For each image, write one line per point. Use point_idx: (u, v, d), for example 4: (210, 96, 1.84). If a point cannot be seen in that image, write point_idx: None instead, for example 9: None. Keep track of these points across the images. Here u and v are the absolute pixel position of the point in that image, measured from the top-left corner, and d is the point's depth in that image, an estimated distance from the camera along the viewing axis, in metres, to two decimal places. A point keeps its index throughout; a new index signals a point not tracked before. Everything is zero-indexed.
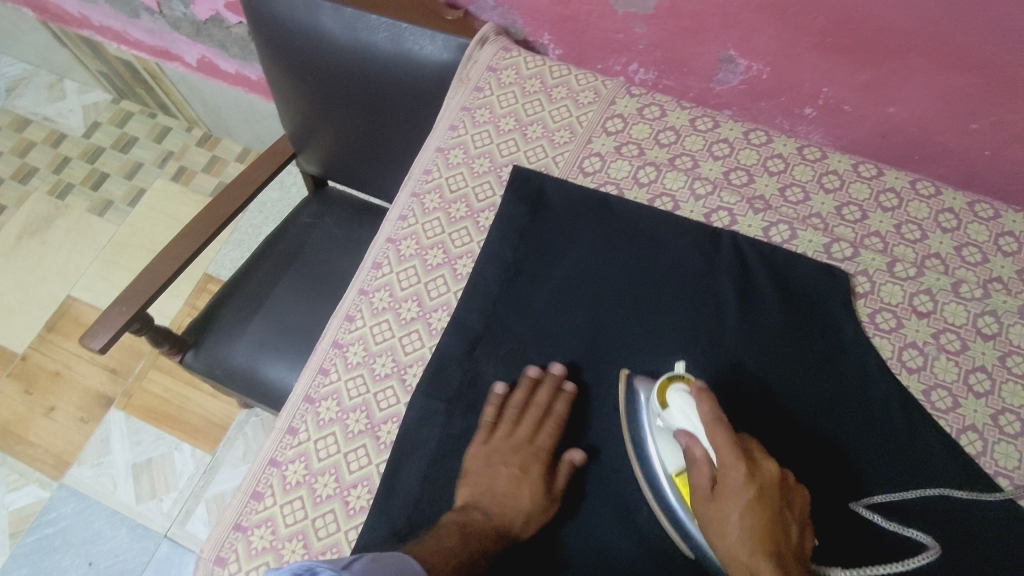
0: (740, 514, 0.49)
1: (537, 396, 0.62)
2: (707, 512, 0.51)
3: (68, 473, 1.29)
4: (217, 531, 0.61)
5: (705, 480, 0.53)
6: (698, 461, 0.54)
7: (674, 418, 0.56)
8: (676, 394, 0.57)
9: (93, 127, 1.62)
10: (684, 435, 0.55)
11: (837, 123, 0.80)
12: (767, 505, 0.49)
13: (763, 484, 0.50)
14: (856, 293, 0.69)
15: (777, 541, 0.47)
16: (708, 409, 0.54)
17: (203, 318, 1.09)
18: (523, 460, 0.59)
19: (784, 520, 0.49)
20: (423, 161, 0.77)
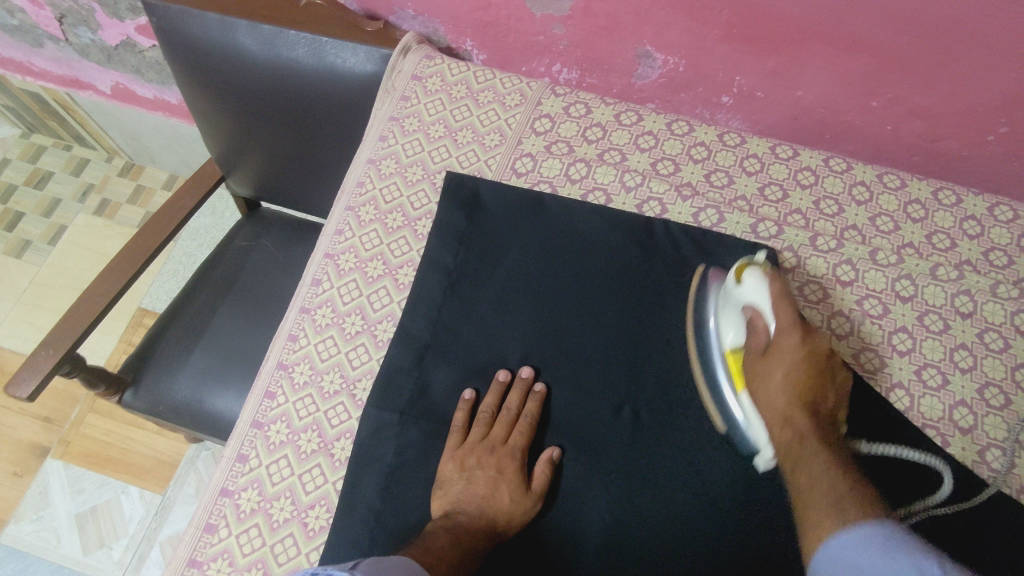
0: (785, 368, 0.60)
1: (509, 399, 0.64)
2: (755, 367, 0.62)
3: (5, 532, 1.22)
4: (171, 569, 0.59)
5: (758, 345, 0.62)
6: (759, 330, 0.62)
7: (745, 293, 0.64)
8: (750, 271, 0.64)
9: (2, 164, 1.54)
10: (750, 305, 0.63)
11: (752, 108, 0.84)
12: (810, 369, 0.59)
13: (812, 353, 0.60)
14: (784, 269, 0.73)
15: (812, 393, 0.58)
16: (779, 289, 0.62)
17: (139, 354, 1.05)
18: (499, 461, 0.61)
19: (824, 386, 0.59)
20: (356, 174, 0.77)
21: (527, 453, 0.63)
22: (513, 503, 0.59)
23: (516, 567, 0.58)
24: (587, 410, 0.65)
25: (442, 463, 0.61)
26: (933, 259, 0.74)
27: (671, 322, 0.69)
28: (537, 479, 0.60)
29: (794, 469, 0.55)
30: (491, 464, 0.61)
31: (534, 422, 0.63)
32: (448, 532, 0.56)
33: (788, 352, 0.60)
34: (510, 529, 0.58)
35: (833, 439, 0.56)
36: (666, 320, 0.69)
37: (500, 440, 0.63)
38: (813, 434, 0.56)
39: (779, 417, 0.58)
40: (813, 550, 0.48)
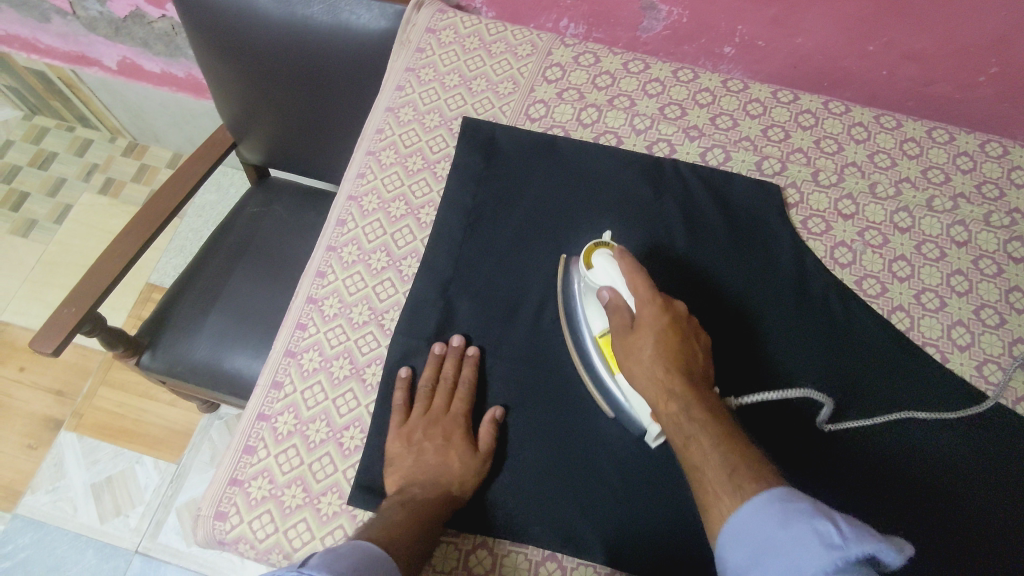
0: (655, 345, 0.57)
1: (445, 368, 0.64)
2: (624, 345, 0.59)
3: (21, 503, 1.23)
4: (213, 488, 0.61)
5: (625, 320, 0.60)
6: (618, 309, 0.61)
7: (597, 276, 0.63)
8: (600, 256, 0.64)
9: (6, 146, 1.55)
10: (607, 287, 0.62)
11: (754, 58, 0.88)
12: (679, 338, 0.57)
13: (673, 318, 0.58)
14: (788, 204, 0.76)
15: (686, 363, 0.56)
16: (629, 266, 0.61)
17: (156, 318, 1.07)
18: (444, 430, 0.62)
19: (692, 347, 0.58)
20: (375, 122, 0.79)
21: (471, 417, 0.63)
22: (463, 467, 0.59)
23: (529, 495, 0.60)
24: None
25: (388, 442, 0.61)
26: (929, 191, 0.78)
27: (683, 252, 0.72)
28: (483, 439, 0.61)
29: (682, 450, 0.52)
30: (435, 434, 0.61)
31: (472, 386, 0.63)
32: (405, 508, 0.56)
33: (653, 322, 0.58)
34: (464, 491, 0.59)
35: (711, 400, 0.55)
36: (677, 250, 0.72)
37: (441, 409, 0.63)
38: (700, 407, 0.53)
39: (658, 387, 0.55)
40: (717, 532, 0.47)
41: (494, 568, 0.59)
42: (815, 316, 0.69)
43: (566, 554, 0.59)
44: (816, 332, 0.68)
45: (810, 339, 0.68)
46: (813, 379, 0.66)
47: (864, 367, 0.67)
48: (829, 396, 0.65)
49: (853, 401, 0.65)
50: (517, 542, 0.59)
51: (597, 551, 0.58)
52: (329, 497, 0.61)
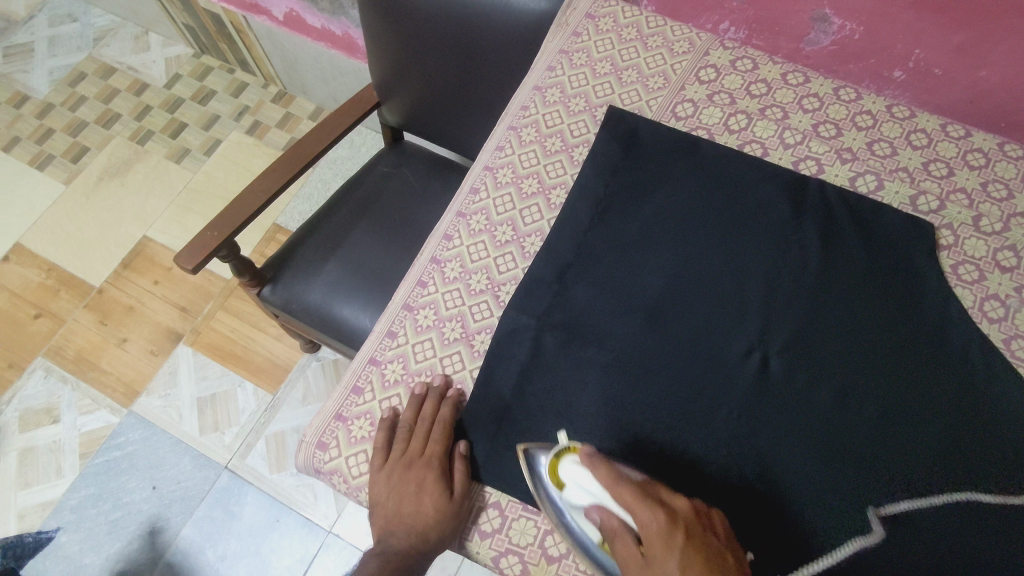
0: (679, 567, 0.45)
1: (423, 408, 0.62)
2: None
3: (137, 402, 1.36)
4: (319, 418, 0.65)
5: (633, 548, 0.49)
6: (619, 531, 0.51)
7: (574, 493, 0.55)
8: (568, 467, 0.56)
9: (175, 79, 1.71)
10: (594, 504, 0.54)
11: (925, 87, 0.82)
12: (696, 545, 0.47)
13: (682, 522, 0.49)
14: (940, 246, 0.71)
15: (718, 573, 0.45)
16: (605, 476, 0.53)
17: (280, 256, 1.14)
18: (419, 475, 0.60)
19: (723, 555, 0.47)
20: (521, 99, 0.81)
21: (446, 455, 0.62)
22: (438, 513, 0.58)
23: None
24: (720, 347, 0.65)
25: (371, 484, 0.61)
26: None
27: (814, 274, 0.68)
28: (458, 482, 0.60)
29: None
30: (411, 479, 0.60)
31: (449, 427, 0.61)
32: (378, 557, 0.58)
33: (659, 534, 0.48)
34: (443, 538, 0.58)
35: None
36: (810, 272, 0.68)
37: (417, 452, 0.61)
38: None
39: None
40: None
41: (568, 553, 0.59)
42: (949, 368, 0.63)
43: None
44: (944, 389, 0.62)
45: (938, 398, 0.62)
46: (931, 438, 0.60)
47: (990, 434, 0.61)
48: (942, 460, 0.60)
49: (967, 471, 0.59)
50: None
51: None
52: None
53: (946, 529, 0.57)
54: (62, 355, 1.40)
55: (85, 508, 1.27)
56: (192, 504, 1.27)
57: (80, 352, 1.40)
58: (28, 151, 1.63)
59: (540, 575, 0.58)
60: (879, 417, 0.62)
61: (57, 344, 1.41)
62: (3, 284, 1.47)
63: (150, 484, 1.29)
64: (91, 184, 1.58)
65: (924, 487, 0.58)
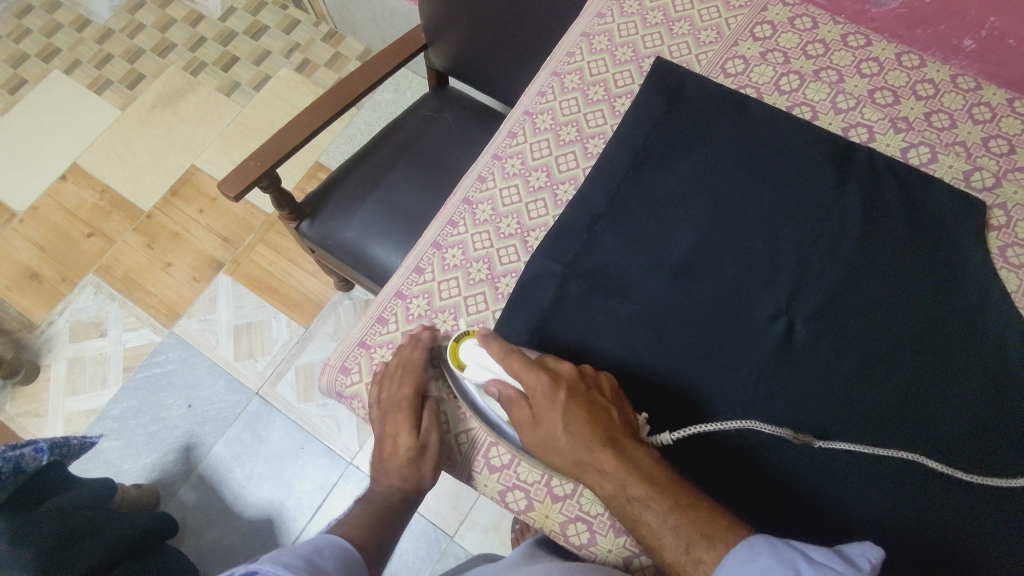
0: (563, 421, 0.54)
1: (400, 353, 0.62)
2: (536, 440, 0.56)
3: (178, 324, 1.42)
4: (344, 344, 0.67)
5: (527, 412, 0.56)
6: (514, 399, 0.56)
7: (474, 372, 0.58)
8: (466, 350, 0.59)
9: (229, 12, 1.73)
10: (492, 378, 0.58)
11: (997, 58, 0.77)
12: (581, 405, 0.55)
13: (567, 386, 0.56)
14: (990, 225, 0.68)
15: (603, 427, 0.54)
16: (499, 351, 0.57)
17: (320, 192, 1.16)
18: (392, 419, 0.60)
19: (607, 410, 0.55)
20: (567, 45, 0.80)
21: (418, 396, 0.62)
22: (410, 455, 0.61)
23: None
24: (745, 309, 0.64)
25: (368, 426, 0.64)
26: None
27: (852, 243, 0.67)
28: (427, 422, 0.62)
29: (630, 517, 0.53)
30: (383, 420, 0.61)
31: (417, 369, 0.61)
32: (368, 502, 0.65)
33: (546, 401, 0.55)
34: (424, 477, 0.62)
35: (636, 452, 0.54)
36: (847, 242, 0.67)
37: (388, 395, 0.61)
38: (636, 473, 0.53)
39: (585, 466, 0.54)
40: None
41: (573, 495, 0.60)
42: (983, 349, 0.62)
43: None
44: (971, 370, 0.61)
45: (965, 378, 0.61)
46: (955, 416, 0.60)
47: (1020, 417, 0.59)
48: (958, 439, 0.59)
49: (981, 448, 0.59)
50: None
51: None
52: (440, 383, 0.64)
53: (949, 498, 0.57)
54: (111, 274, 1.46)
55: (125, 418, 1.34)
56: (224, 424, 1.34)
57: (127, 272, 1.46)
58: (88, 75, 1.67)
59: (544, 512, 0.60)
60: (901, 394, 0.61)
61: (107, 263, 1.47)
62: (60, 202, 1.53)
63: (186, 402, 1.35)
64: (145, 111, 1.62)
65: (945, 461, 0.58)
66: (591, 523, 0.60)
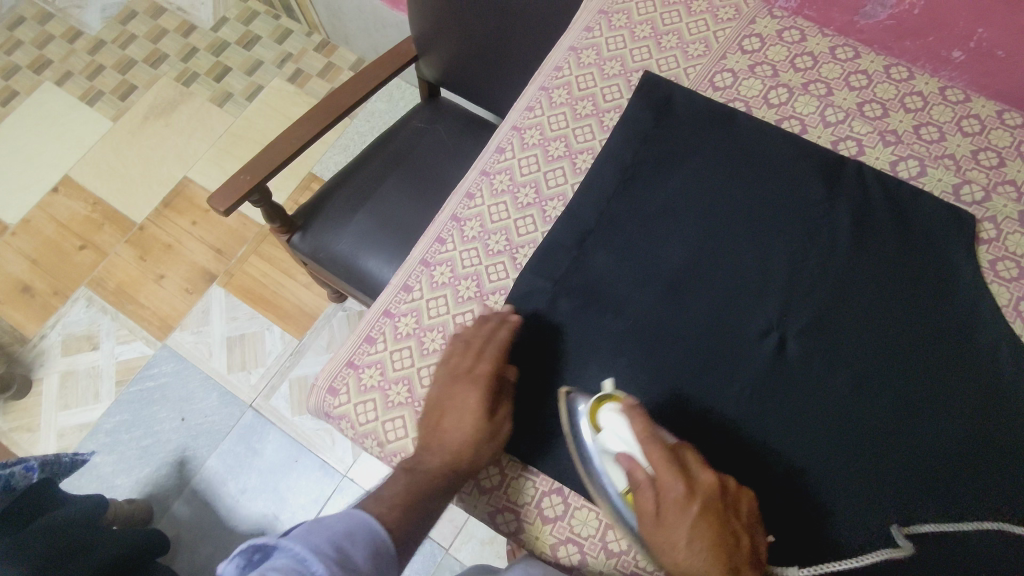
0: (689, 535, 0.50)
1: (480, 329, 0.62)
2: (654, 537, 0.52)
3: (171, 336, 1.41)
4: (332, 364, 0.66)
5: (650, 505, 0.52)
6: (639, 485, 0.52)
7: (608, 439, 0.55)
8: (608, 413, 0.56)
9: (221, 22, 1.73)
10: (625, 455, 0.54)
11: (986, 70, 0.77)
12: (713, 525, 0.50)
13: (704, 500, 0.51)
14: (980, 239, 0.67)
15: (726, 552, 0.50)
16: (643, 435, 0.53)
17: (311, 205, 1.15)
18: (466, 393, 0.59)
19: (735, 536, 0.51)
20: (555, 60, 0.79)
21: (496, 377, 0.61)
22: (478, 434, 0.58)
23: None
24: (734, 327, 0.64)
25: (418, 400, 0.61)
26: None
27: (842, 259, 0.66)
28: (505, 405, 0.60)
29: None
30: (455, 393, 0.59)
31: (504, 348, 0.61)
32: None
33: (676, 504, 0.51)
34: (477, 459, 0.59)
35: None
36: (837, 257, 0.66)
37: (467, 369, 0.60)
38: None
39: None
40: None
41: (564, 516, 0.60)
42: (976, 370, 0.61)
43: None
44: (962, 388, 0.60)
45: (957, 396, 0.60)
46: (950, 440, 0.59)
47: (1013, 444, 0.59)
48: (948, 459, 0.58)
49: (971, 468, 0.58)
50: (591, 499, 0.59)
51: None
52: None
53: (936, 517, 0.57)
54: (103, 287, 1.46)
55: (118, 433, 1.33)
56: (218, 437, 1.33)
57: (120, 285, 1.46)
58: (80, 87, 1.67)
59: (535, 533, 0.60)
60: (892, 410, 0.60)
61: (99, 275, 1.47)
62: (52, 215, 1.53)
63: (180, 416, 1.35)
64: (137, 122, 1.62)
65: (936, 480, 0.58)
66: (581, 545, 0.59)
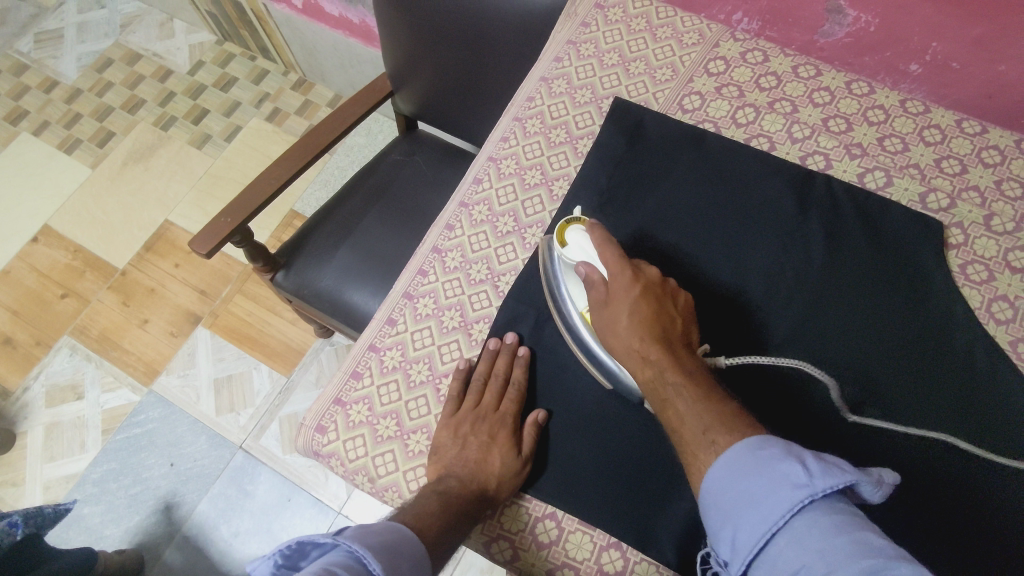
0: (630, 311, 0.57)
1: (497, 365, 0.64)
2: (602, 318, 0.59)
3: (157, 381, 1.40)
4: (319, 402, 0.66)
5: (602, 295, 0.60)
6: (595, 284, 0.61)
7: (570, 251, 0.63)
8: (573, 232, 0.64)
9: (198, 65, 1.74)
10: (584, 263, 0.62)
11: (943, 81, 0.80)
12: (652, 301, 0.57)
13: (647, 285, 0.59)
14: (948, 244, 0.69)
15: (663, 326, 0.56)
16: (601, 240, 0.62)
17: (294, 242, 1.16)
18: (491, 428, 0.61)
19: (672, 315, 0.57)
20: (527, 90, 0.81)
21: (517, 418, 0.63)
22: (504, 467, 0.58)
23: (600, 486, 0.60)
24: (719, 340, 0.65)
25: (437, 430, 0.62)
26: None
27: (817, 270, 0.68)
28: (526, 442, 0.60)
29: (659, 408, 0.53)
30: (480, 429, 0.61)
31: (523, 389, 0.63)
32: None
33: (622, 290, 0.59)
34: (497, 495, 0.58)
35: (686, 357, 0.55)
36: (812, 268, 0.68)
37: (492, 408, 0.62)
38: (678, 370, 0.53)
39: (635, 357, 0.56)
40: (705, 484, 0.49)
41: (559, 541, 0.59)
42: (953, 368, 0.62)
43: (633, 547, 0.58)
44: (945, 382, 0.62)
45: (941, 389, 0.61)
46: (937, 426, 0.60)
47: (998, 438, 0.59)
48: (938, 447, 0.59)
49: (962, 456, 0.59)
50: (585, 522, 0.59)
51: (671, 551, 0.57)
52: (418, 436, 0.63)
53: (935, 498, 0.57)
54: (86, 334, 1.44)
55: (106, 482, 1.31)
56: (208, 481, 1.31)
57: (103, 331, 1.45)
58: (57, 135, 1.67)
59: (531, 560, 0.59)
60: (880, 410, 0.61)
61: (82, 323, 1.46)
62: (32, 264, 1.52)
63: (168, 461, 1.33)
64: (116, 168, 1.62)
65: (927, 463, 0.58)
66: (577, 570, 0.58)
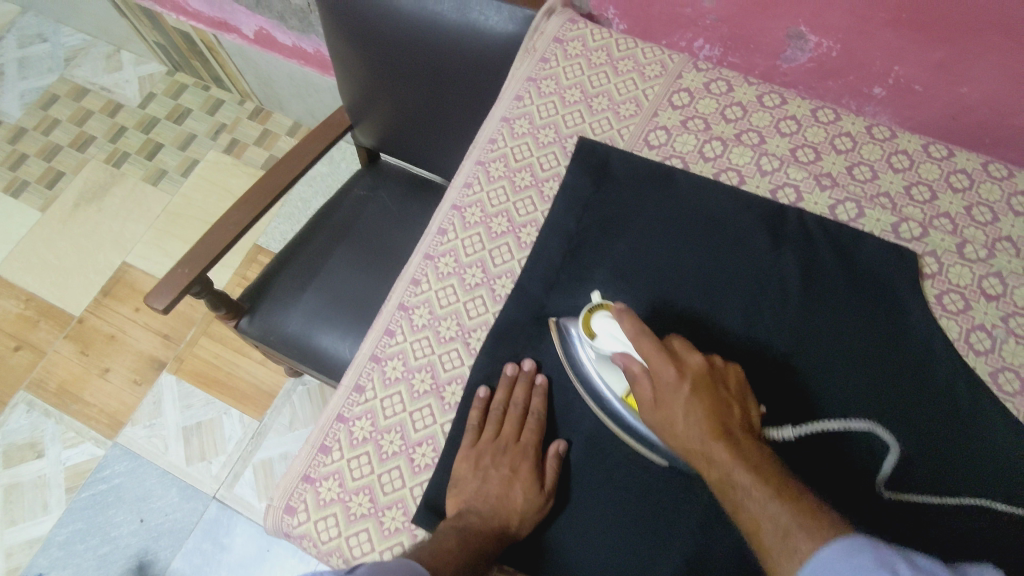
0: (685, 410, 0.53)
1: (516, 394, 0.63)
2: (654, 418, 0.55)
3: (122, 433, 1.34)
4: (286, 480, 0.62)
5: (648, 392, 0.56)
6: (637, 377, 0.57)
7: (603, 343, 0.60)
8: (600, 320, 0.60)
9: (149, 98, 1.68)
10: (621, 354, 0.58)
11: (907, 104, 0.79)
12: (704, 394, 0.53)
13: (693, 376, 0.54)
14: (924, 274, 0.68)
15: (722, 419, 0.52)
16: (632, 327, 0.57)
17: (257, 286, 1.11)
18: (512, 460, 0.59)
19: (729, 406, 0.53)
20: (488, 131, 0.78)
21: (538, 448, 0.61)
22: (527, 502, 0.57)
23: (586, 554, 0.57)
24: None
25: (456, 463, 0.60)
26: None
27: (795, 309, 0.66)
28: (549, 474, 0.59)
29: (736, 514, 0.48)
30: (503, 462, 0.60)
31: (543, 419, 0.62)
32: None
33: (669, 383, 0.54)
34: (519, 532, 0.56)
35: (752, 449, 0.50)
36: (790, 308, 0.66)
37: (513, 438, 0.61)
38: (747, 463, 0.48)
39: (698, 457, 0.51)
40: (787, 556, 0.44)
41: None
42: (938, 409, 0.61)
43: None
44: (930, 422, 0.60)
45: (927, 429, 0.60)
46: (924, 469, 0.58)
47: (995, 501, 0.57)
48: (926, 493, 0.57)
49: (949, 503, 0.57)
50: None
51: None
52: (393, 512, 0.60)
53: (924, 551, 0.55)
54: (44, 388, 1.38)
55: (73, 544, 1.25)
56: (181, 536, 1.26)
57: (62, 384, 1.38)
58: (3, 178, 1.60)
59: None
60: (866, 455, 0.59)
61: (38, 376, 1.39)
62: None
63: (138, 517, 1.27)
64: (68, 210, 1.56)
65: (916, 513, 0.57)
66: None
